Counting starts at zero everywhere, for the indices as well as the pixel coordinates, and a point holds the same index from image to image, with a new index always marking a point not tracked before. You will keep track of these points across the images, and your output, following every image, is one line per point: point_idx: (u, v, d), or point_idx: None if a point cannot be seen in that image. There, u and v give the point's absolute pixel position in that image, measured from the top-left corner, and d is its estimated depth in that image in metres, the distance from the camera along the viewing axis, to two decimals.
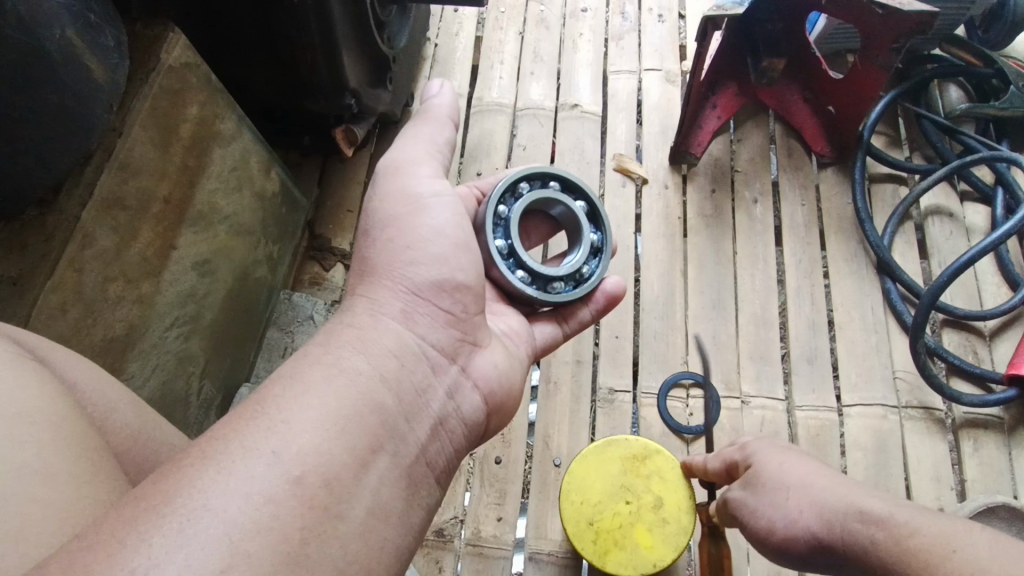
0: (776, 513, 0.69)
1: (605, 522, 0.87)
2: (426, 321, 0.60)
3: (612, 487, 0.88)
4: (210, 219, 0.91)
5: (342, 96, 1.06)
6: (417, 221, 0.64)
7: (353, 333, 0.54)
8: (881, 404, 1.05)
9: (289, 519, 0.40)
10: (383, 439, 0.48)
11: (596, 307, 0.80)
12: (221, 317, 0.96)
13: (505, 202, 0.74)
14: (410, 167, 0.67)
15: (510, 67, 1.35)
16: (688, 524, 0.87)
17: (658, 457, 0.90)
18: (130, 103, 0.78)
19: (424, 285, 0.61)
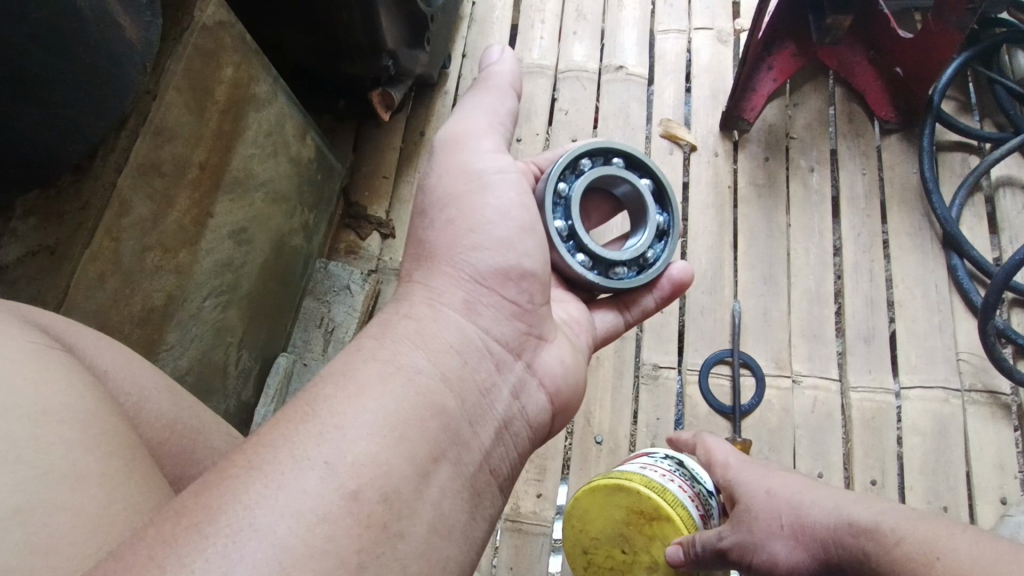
0: (785, 549, 0.65)
1: (596, 560, 0.73)
2: (490, 312, 0.57)
3: (610, 532, 0.72)
4: (246, 185, 0.88)
5: (379, 58, 1.01)
6: (479, 201, 0.60)
7: (410, 324, 0.51)
8: (943, 387, 1.00)
9: (346, 540, 0.38)
10: (445, 447, 0.46)
11: (660, 295, 0.76)
12: (258, 286, 0.94)
13: (565, 178, 0.70)
14: (471, 139, 0.63)
15: (551, 27, 1.29)
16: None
17: (671, 522, 0.70)
18: (165, 63, 0.74)
19: (487, 271, 0.58)
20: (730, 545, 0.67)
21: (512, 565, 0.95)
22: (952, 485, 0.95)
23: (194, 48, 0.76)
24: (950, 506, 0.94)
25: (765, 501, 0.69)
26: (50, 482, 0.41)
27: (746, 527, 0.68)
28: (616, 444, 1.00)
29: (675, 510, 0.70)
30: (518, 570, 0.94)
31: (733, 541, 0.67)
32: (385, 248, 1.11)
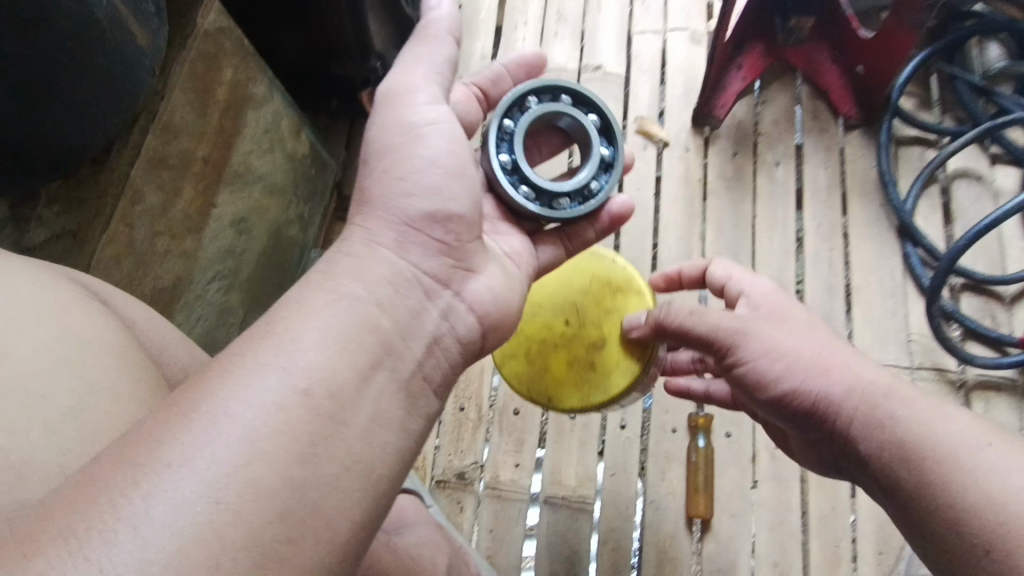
0: (780, 368, 0.66)
1: (541, 291, 0.86)
2: (418, 249, 0.57)
3: (574, 290, 0.85)
4: (245, 179, 0.96)
5: (368, 60, 1.09)
6: (411, 148, 0.61)
7: (349, 259, 0.52)
8: (894, 365, 1.07)
9: (300, 424, 0.40)
10: (382, 355, 0.47)
11: (603, 226, 0.78)
12: (257, 271, 1.02)
13: (511, 116, 0.71)
14: (407, 91, 0.63)
15: (533, 29, 1.36)
16: (608, 391, 0.82)
17: (634, 297, 0.84)
18: (171, 66, 0.82)
19: (417, 215, 0.58)
20: (739, 339, 0.69)
21: (491, 527, 1.03)
22: None
23: (196, 52, 0.84)
24: None
25: (794, 327, 0.68)
26: (93, 397, 0.49)
27: (763, 330, 0.68)
28: (588, 418, 1.08)
29: (647, 301, 0.83)
30: (497, 532, 1.03)
31: (745, 338, 0.68)
32: None
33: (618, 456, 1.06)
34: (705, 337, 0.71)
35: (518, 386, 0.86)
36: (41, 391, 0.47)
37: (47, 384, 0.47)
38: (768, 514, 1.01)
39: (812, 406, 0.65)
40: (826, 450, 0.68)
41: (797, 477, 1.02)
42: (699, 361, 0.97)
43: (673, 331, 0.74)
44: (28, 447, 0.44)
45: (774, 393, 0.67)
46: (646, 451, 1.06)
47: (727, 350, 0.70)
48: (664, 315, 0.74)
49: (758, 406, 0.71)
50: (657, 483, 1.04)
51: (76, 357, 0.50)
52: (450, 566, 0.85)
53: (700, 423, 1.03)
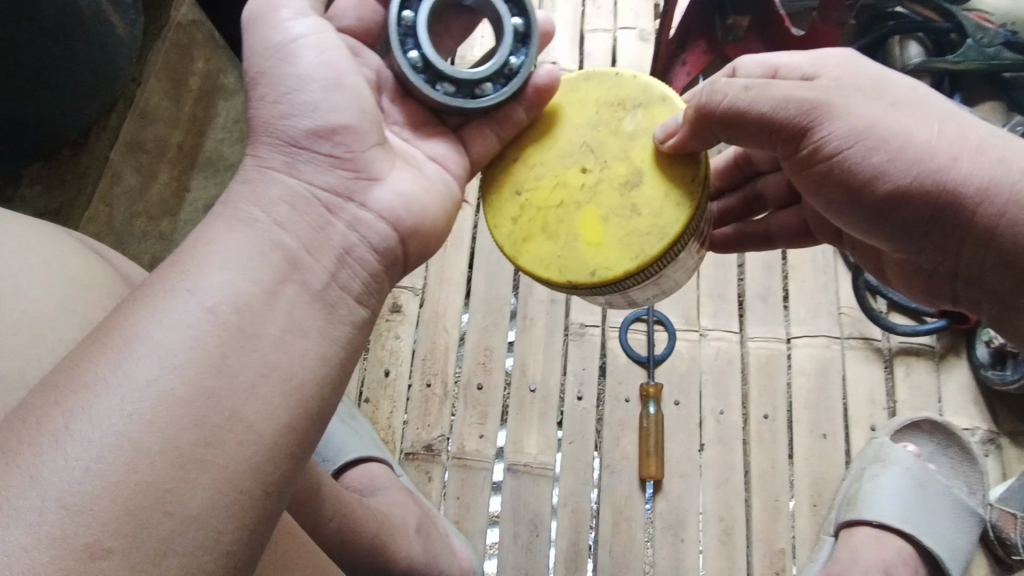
0: (876, 152, 0.61)
1: (549, 166, 0.67)
2: (311, 166, 0.58)
3: (575, 140, 0.66)
4: (219, 167, 0.95)
5: None
6: (286, 70, 0.59)
7: (244, 186, 0.55)
8: (825, 335, 1.16)
9: (207, 340, 0.45)
10: (289, 270, 0.51)
11: (531, 105, 0.67)
12: None
13: (410, 4, 0.63)
14: (273, 13, 0.61)
15: None
16: (664, 234, 0.63)
17: (659, 104, 0.66)
18: (146, 56, 0.91)
19: (302, 133, 0.58)
20: (818, 122, 0.62)
21: (458, 495, 1.10)
22: (830, 416, 1.12)
23: (170, 44, 0.92)
24: (828, 434, 1.11)
25: (868, 91, 0.61)
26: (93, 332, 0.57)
27: (848, 107, 0.61)
28: (548, 392, 1.15)
29: (677, 97, 0.67)
30: (464, 499, 1.10)
31: (827, 121, 0.61)
32: None
33: (576, 425, 1.13)
34: (766, 119, 0.64)
35: (551, 275, 0.65)
36: (49, 322, 0.55)
37: (54, 318, 0.55)
38: (714, 474, 1.09)
39: (910, 200, 0.61)
40: (924, 248, 0.67)
41: (739, 439, 1.11)
42: (754, 195, 0.92)
43: (733, 127, 0.65)
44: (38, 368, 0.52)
45: (870, 177, 0.62)
46: (602, 420, 1.13)
47: (810, 142, 0.63)
48: (705, 104, 0.63)
49: (839, 210, 0.67)
50: (611, 449, 1.11)
51: (77, 296, 0.58)
52: (419, 526, 0.91)
53: (651, 392, 1.11)
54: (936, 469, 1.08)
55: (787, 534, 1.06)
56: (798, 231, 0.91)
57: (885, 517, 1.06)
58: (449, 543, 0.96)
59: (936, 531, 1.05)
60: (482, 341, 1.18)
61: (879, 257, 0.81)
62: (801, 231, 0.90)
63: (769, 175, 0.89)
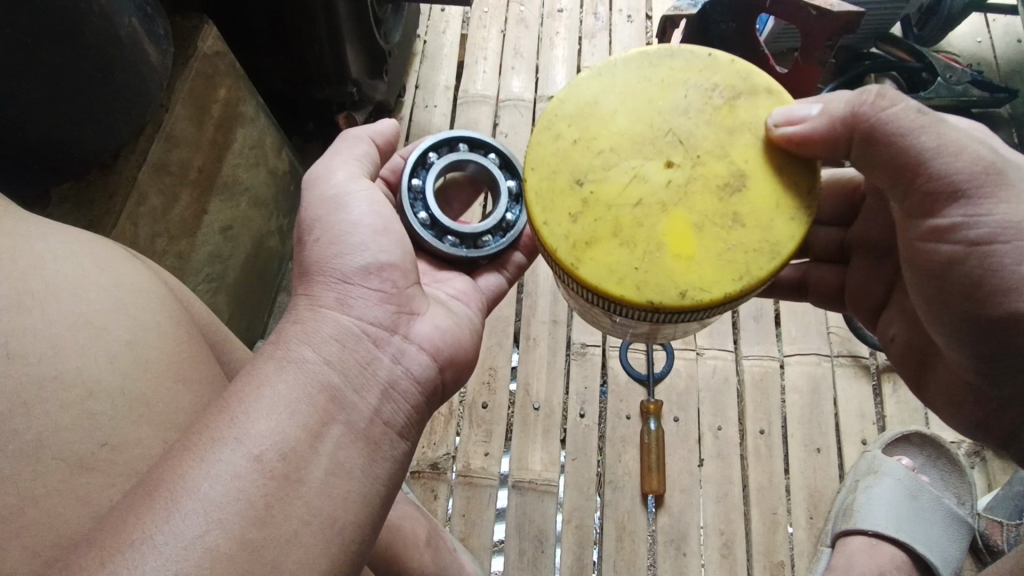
0: (1007, 248, 0.58)
1: (621, 157, 0.60)
2: (360, 300, 0.62)
3: (661, 127, 0.60)
4: (233, 190, 1.09)
5: (344, 85, 1.25)
6: (338, 216, 0.66)
7: (296, 326, 0.58)
8: (816, 353, 1.21)
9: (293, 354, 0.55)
10: (334, 412, 0.53)
11: (527, 248, 0.84)
12: (241, 278, 1.14)
13: (418, 175, 0.78)
14: (326, 174, 0.70)
15: (492, 63, 1.50)
16: (776, 253, 0.57)
17: (765, 98, 0.61)
18: (175, 83, 0.95)
19: (353, 270, 0.63)
20: (972, 192, 0.58)
21: (463, 512, 1.12)
22: (823, 430, 1.15)
23: (196, 71, 0.97)
24: (822, 448, 1.14)
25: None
26: None
27: (1017, 192, 0.58)
28: (551, 409, 1.18)
29: (784, 91, 0.63)
30: (469, 516, 1.12)
31: (985, 197, 0.58)
32: None
33: (578, 442, 1.16)
34: (905, 163, 0.60)
35: (623, 290, 0.57)
36: (103, 324, 0.54)
37: None
38: (714, 488, 1.12)
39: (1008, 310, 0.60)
40: (986, 356, 0.65)
41: (737, 454, 1.14)
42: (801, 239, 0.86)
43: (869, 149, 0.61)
44: (97, 370, 0.52)
45: (988, 267, 0.60)
46: (604, 437, 1.16)
47: (943, 209, 0.59)
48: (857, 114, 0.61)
49: (931, 288, 0.65)
50: (613, 465, 1.14)
51: (126, 298, 0.57)
52: (430, 538, 0.93)
53: (652, 409, 1.13)
54: (928, 480, 1.13)
55: (786, 547, 1.09)
56: (834, 294, 0.87)
57: (879, 525, 1.08)
58: (457, 557, 0.97)
59: (926, 538, 1.09)
60: (487, 361, 1.22)
61: (925, 354, 0.76)
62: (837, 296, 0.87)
63: (823, 228, 0.84)
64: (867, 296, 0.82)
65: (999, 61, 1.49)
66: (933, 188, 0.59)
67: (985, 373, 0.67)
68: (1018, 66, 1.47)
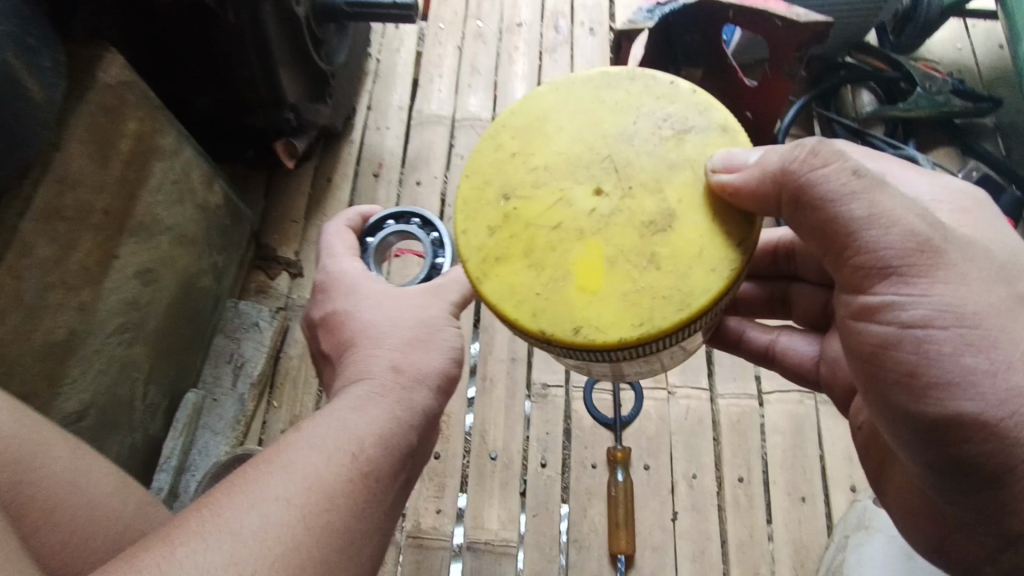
0: (945, 335, 0.51)
1: (555, 175, 0.54)
2: (407, 415, 0.61)
3: (601, 153, 0.54)
4: (152, 230, 0.99)
5: (281, 111, 1.15)
6: (408, 327, 0.67)
7: (335, 430, 0.56)
8: (798, 389, 1.10)
9: (322, 467, 0.53)
10: (331, 537, 0.50)
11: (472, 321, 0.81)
12: (166, 325, 1.04)
13: (375, 234, 0.78)
14: (355, 286, 0.71)
15: (448, 81, 1.41)
16: (687, 304, 0.49)
17: (717, 135, 0.55)
18: (69, 118, 0.85)
19: (415, 380, 0.64)
20: (905, 269, 0.51)
21: None
22: (808, 477, 1.04)
23: (97, 104, 0.88)
24: (807, 497, 1.03)
25: (985, 272, 0.52)
26: None
27: (957, 272, 0.51)
28: (509, 459, 1.08)
29: (742, 132, 0.55)
30: None
31: (921, 275, 0.51)
32: (293, 287, 1.25)
33: (539, 496, 1.06)
34: (841, 229, 0.53)
35: (518, 315, 0.52)
36: None
37: None
38: (689, 546, 1.01)
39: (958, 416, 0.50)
40: (932, 465, 0.55)
41: (714, 505, 1.03)
42: (783, 296, 0.82)
43: (804, 213, 0.55)
44: None
45: (925, 356, 0.51)
46: (568, 488, 1.06)
47: (873, 286, 0.53)
48: (794, 172, 0.54)
49: (869, 379, 0.56)
50: (579, 521, 1.03)
51: None
52: None
53: (619, 457, 1.04)
54: None
55: None
56: (806, 369, 0.78)
57: None
58: None
59: None
60: None
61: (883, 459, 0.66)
62: (812, 370, 0.78)
63: (804, 285, 0.80)
64: (840, 368, 0.72)
65: (981, 69, 1.39)
66: (863, 263, 0.53)
67: (936, 487, 0.56)
68: (1002, 73, 1.38)
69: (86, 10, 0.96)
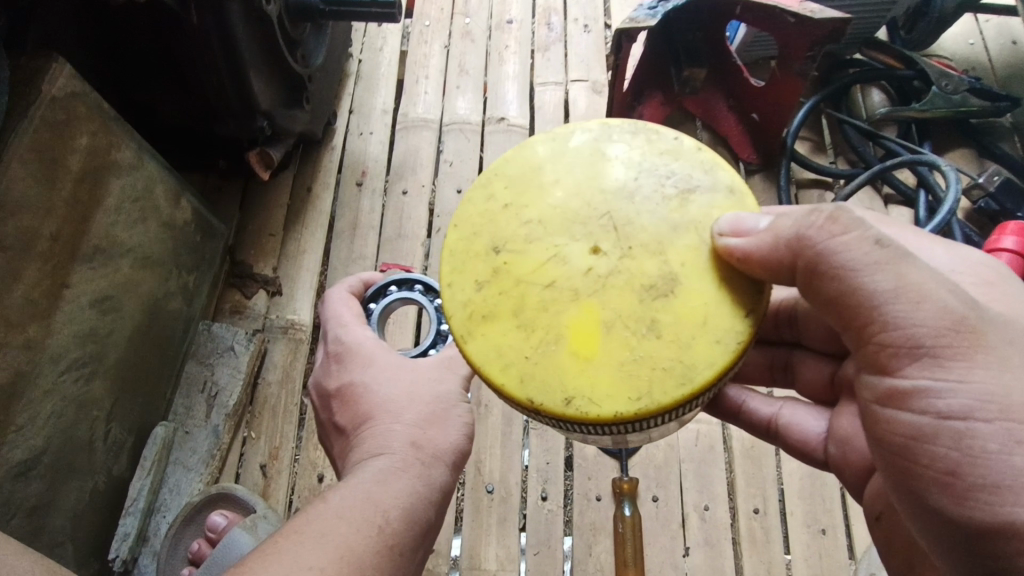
0: (990, 429, 0.44)
1: (550, 231, 0.51)
2: (429, 481, 0.58)
3: (598, 210, 0.51)
4: (110, 254, 0.90)
5: (253, 119, 1.06)
6: (423, 390, 0.63)
7: (365, 501, 0.53)
8: None
9: (357, 540, 0.50)
10: None
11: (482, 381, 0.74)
12: (128, 357, 0.95)
13: (375, 301, 0.74)
14: (361, 347, 0.67)
15: (435, 82, 1.33)
16: (688, 379, 0.46)
17: (723, 197, 0.52)
18: (8, 136, 0.76)
19: (432, 446, 0.61)
20: (937, 351, 0.45)
21: None
22: (827, 506, 0.98)
23: (42, 120, 0.79)
24: (828, 528, 0.97)
25: None
26: None
27: (1000, 359, 0.44)
28: (507, 492, 1.01)
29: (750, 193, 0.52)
30: None
31: (956, 360, 0.45)
32: (271, 306, 1.15)
33: (541, 532, 0.98)
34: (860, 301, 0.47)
35: (506, 381, 0.49)
36: None
37: None
38: None
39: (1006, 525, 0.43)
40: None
41: (728, 539, 0.97)
42: (784, 363, 0.74)
43: (819, 285, 0.49)
44: None
45: (964, 451, 0.44)
46: (571, 522, 0.99)
47: (901, 368, 0.47)
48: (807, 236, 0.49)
49: (898, 472, 0.49)
50: (583, 560, 0.96)
51: None
52: None
53: (626, 489, 0.95)
54: None
55: None
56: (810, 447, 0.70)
57: None
58: None
59: None
60: None
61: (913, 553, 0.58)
62: (818, 449, 0.69)
63: (807, 354, 0.72)
64: (851, 451, 0.63)
65: (995, 64, 1.32)
66: (889, 342, 0.47)
67: None
68: (1017, 69, 1.31)
69: (30, 15, 0.86)
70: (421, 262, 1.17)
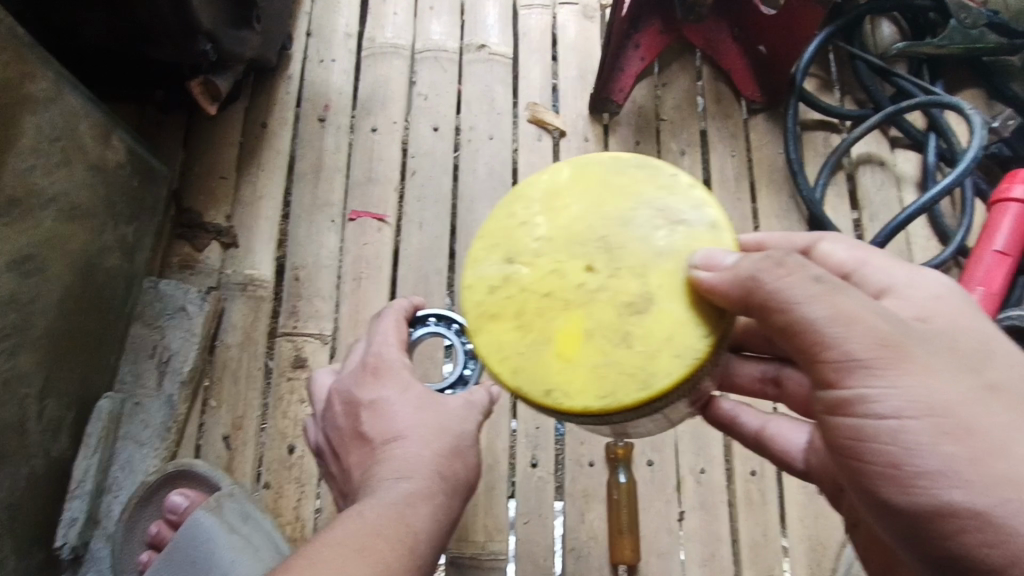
0: (918, 424, 0.43)
1: (550, 247, 0.50)
2: (447, 509, 0.56)
3: (598, 233, 0.50)
4: (27, 207, 0.77)
5: (195, 41, 0.90)
6: (447, 424, 0.60)
7: (395, 522, 0.51)
8: None
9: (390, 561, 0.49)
10: None
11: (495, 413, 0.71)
12: (59, 324, 0.83)
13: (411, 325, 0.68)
14: (393, 370, 0.62)
15: (405, 2, 1.17)
16: (648, 385, 0.45)
17: (705, 231, 0.50)
18: None
19: (451, 474, 0.58)
20: (872, 362, 0.43)
21: None
22: None
23: None
24: None
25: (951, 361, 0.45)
26: None
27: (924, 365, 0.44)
28: (494, 459, 0.94)
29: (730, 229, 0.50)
30: None
31: (886, 369, 0.43)
32: (226, 260, 1.02)
33: (531, 499, 0.93)
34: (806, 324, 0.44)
35: (500, 371, 0.49)
36: None
37: None
38: (698, 547, 0.91)
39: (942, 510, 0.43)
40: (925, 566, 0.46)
41: (724, 502, 0.93)
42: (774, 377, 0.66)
43: (769, 319, 0.46)
44: None
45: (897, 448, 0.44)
46: (562, 488, 0.94)
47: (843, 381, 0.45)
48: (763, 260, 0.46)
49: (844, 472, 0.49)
50: (575, 527, 0.92)
51: None
52: None
53: (621, 455, 0.91)
54: None
55: None
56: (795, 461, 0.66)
57: None
58: None
59: None
60: None
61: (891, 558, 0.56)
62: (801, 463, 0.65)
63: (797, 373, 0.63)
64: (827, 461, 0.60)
65: None
66: (829, 360, 0.44)
67: None
68: None
69: None
70: (394, 209, 1.05)
